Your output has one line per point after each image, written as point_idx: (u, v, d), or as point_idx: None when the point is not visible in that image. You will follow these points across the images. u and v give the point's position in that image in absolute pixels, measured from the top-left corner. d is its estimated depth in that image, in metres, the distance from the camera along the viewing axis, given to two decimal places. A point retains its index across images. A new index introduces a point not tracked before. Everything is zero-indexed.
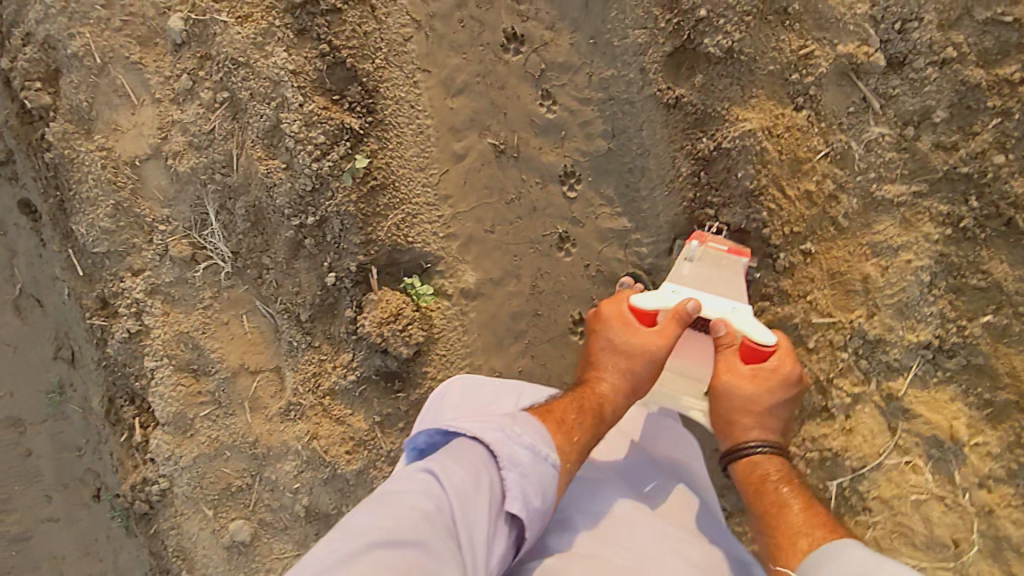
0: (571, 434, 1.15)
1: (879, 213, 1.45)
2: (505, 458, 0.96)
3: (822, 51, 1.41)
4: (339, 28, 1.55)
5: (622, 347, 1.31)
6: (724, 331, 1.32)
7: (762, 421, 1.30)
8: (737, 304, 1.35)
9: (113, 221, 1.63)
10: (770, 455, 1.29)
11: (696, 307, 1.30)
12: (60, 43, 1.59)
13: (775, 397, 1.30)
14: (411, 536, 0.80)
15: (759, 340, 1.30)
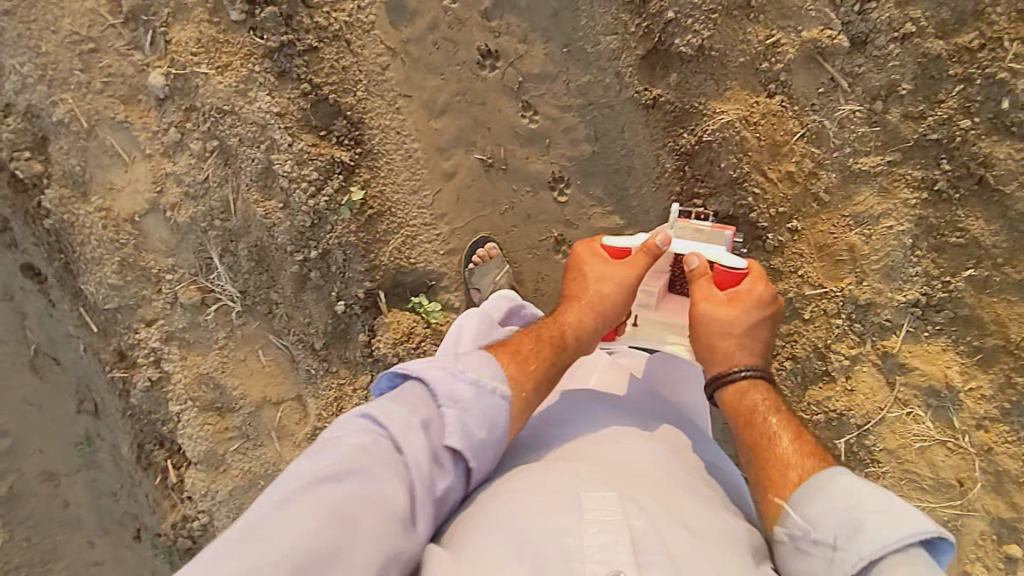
0: (526, 365, 1.05)
1: (857, 185, 1.52)
2: (443, 395, 0.91)
3: (788, 38, 1.48)
4: (318, 66, 1.58)
5: (594, 276, 1.26)
6: (697, 261, 1.26)
7: (745, 343, 1.17)
8: (710, 243, 1.32)
9: (120, 277, 1.66)
10: (752, 379, 1.14)
11: (666, 241, 1.28)
12: (44, 110, 1.60)
13: (752, 318, 1.18)
14: (352, 477, 0.79)
15: (728, 263, 1.25)
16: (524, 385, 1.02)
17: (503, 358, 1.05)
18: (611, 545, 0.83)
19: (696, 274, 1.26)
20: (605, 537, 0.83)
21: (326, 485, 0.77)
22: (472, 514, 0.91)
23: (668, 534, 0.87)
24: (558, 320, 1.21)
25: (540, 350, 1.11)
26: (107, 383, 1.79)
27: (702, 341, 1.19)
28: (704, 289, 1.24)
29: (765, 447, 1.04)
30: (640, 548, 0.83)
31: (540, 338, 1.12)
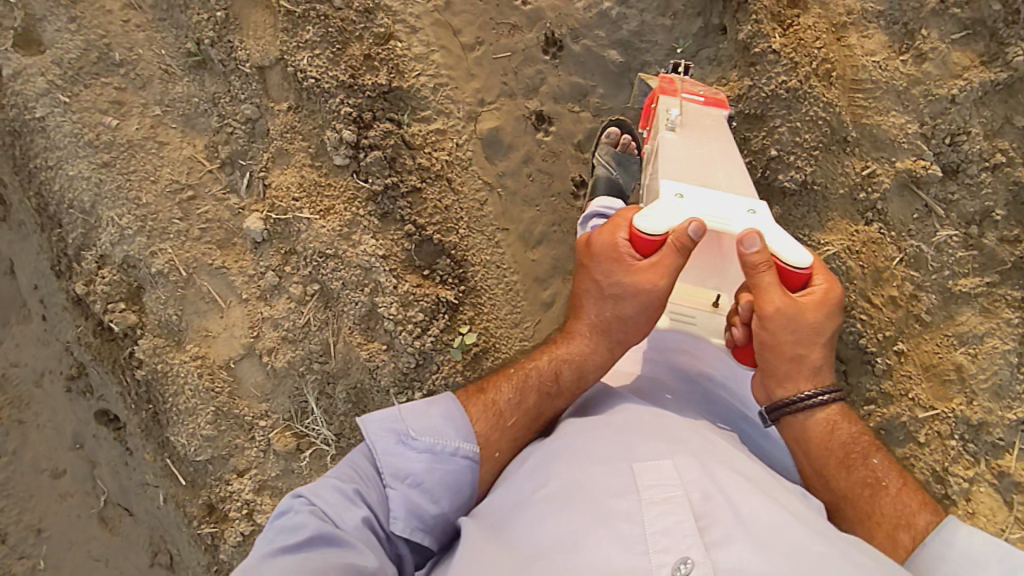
0: (502, 419, 1.11)
1: (959, 306, 1.58)
2: (391, 473, 1.02)
3: (882, 168, 1.57)
4: (422, 207, 1.59)
5: (614, 292, 1.17)
6: (757, 246, 1.07)
7: (820, 357, 1.14)
8: (753, 208, 1.16)
9: (215, 426, 1.61)
10: (829, 403, 1.14)
11: (700, 227, 1.09)
12: (140, 261, 1.59)
13: (824, 326, 1.12)
14: (310, 538, 0.90)
15: (791, 260, 1.10)
16: (498, 435, 1.09)
17: (472, 403, 1.12)
18: (674, 527, 0.82)
19: (756, 265, 1.08)
20: (668, 520, 0.82)
21: (287, 548, 0.89)
22: (526, 518, 0.90)
23: (726, 493, 0.86)
24: (563, 357, 1.19)
25: (529, 399, 1.15)
26: (191, 535, 1.70)
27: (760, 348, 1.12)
28: (770, 284, 1.09)
29: (870, 498, 1.08)
30: (706, 525, 0.82)
31: (525, 391, 1.15)
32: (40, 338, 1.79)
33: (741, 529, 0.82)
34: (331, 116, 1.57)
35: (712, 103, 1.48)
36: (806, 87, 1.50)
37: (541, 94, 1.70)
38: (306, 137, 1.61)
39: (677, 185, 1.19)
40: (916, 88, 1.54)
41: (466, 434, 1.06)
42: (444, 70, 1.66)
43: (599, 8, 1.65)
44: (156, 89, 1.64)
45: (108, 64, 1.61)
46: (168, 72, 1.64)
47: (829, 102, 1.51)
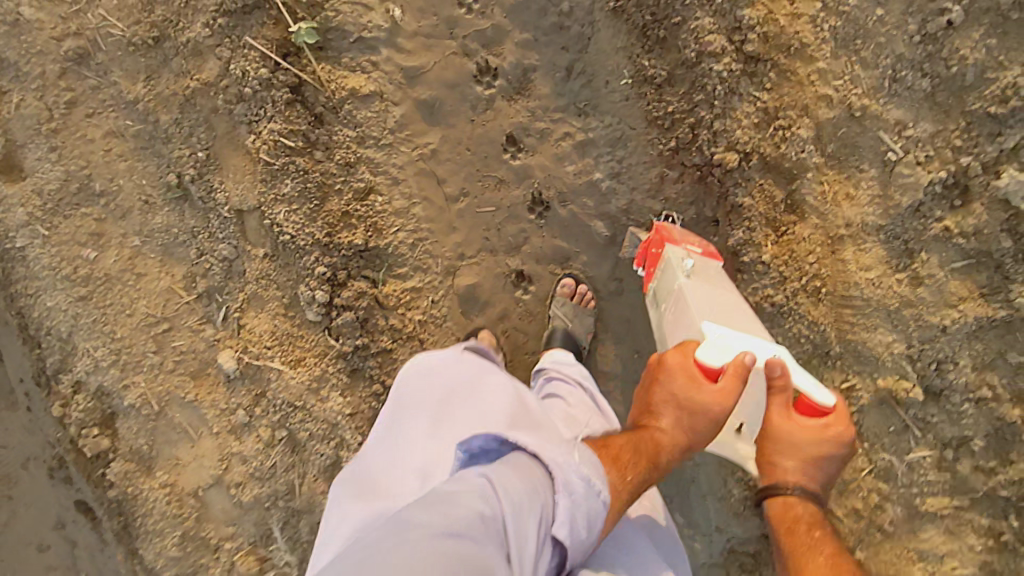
0: (624, 471, 0.94)
1: (924, 522, 1.52)
2: (557, 480, 0.79)
3: (862, 383, 1.50)
4: (391, 366, 1.59)
5: (686, 405, 1.01)
6: (779, 372, 0.98)
7: (807, 472, 1.00)
8: (773, 346, 1.04)
9: (181, 548, 1.70)
10: (806, 499, 1.01)
11: (755, 360, 0.98)
12: (114, 391, 1.64)
13: (829, 460, 0.99)
14: (467, 535, 0.66)
15: (815, 397, 0.98)
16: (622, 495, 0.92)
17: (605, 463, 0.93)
18: None
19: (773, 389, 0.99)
20: None
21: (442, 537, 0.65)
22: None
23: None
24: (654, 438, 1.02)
25: (642, 469, 0.96)
26: None
27: (763, 461, 1.03)
28: (781, 410, 0.99)
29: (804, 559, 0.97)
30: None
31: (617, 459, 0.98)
32: (26, 426, 1.86)
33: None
34: (305, 273, 1.56)
35: (707, 253, 1.33)
36: (791, 304, 1.46)
37: (523, 253, 1.63)
38: (280, 287, 1.60)
39: (715, 325, 1.08)
40: (907, 309, 1.44)
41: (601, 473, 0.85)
42: (424, 224, 1.60)
43: (590, 177, 1.56)
44: (136, 220, 1.62)
45: (88, 194, 1.60)
46: (148, 202, 1.61)
47: (814, 322, 1.46)
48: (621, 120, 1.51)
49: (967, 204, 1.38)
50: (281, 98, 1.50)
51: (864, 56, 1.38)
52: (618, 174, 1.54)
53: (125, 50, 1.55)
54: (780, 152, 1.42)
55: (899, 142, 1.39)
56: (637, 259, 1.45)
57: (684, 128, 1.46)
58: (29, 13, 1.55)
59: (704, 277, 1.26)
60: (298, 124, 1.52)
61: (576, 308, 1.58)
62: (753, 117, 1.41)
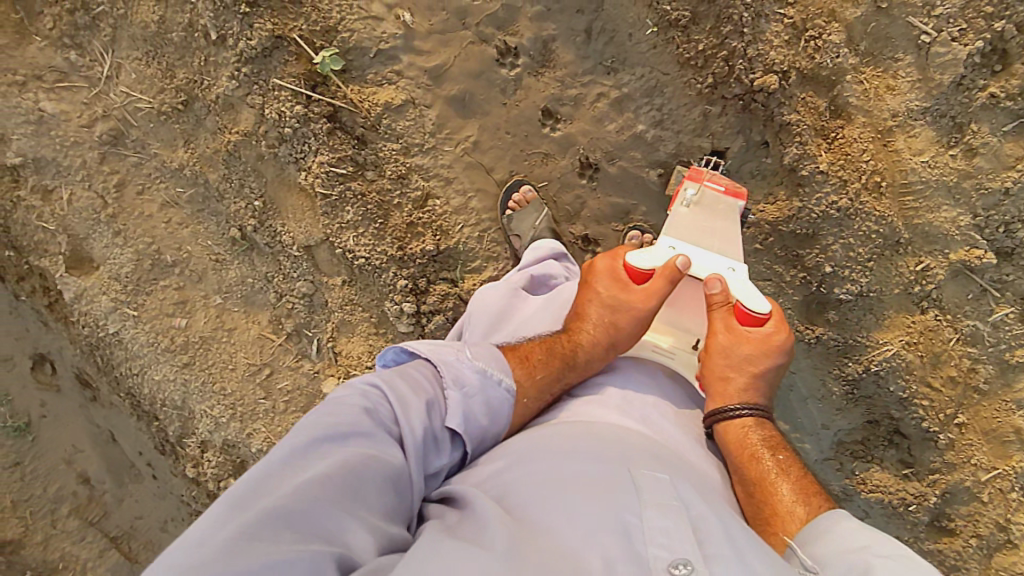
0: (533, 370, 1.07)
1: (1017, 373, 1.58)
2: (449, 378, 0.96)
3: (936, 261, 1.54)
4: None
5: (610, 302, 1.18)
6: (719, 288, 1.19)
7: (753, 384, 1.14)
8: (733, 264, 1.24)
9: None
10: (751, 417, 1.12)
11: (686, 263, 1.19)
12: (239, 441, 1.71)
13: (767, 367, 1.15)
14: (354, 430, 0.84)
15: (751, 304, 1.17)
16: (528, 392, 1.04)
17: (514, 359, 1.06)
18: (673, 529, 0.77)
19: (715, 303, 1.19)
20: (666, 521, 0.78)
21: (334, 441, 0.82)
22: (531, 496, 0.85)
23: (721, 515, 0.83)
24: (574, 334, 1.17)
25: (552, 364, 1.10)
26: None
27: (713, 383, 1.15)
28: (721, 321, 1.18)
29: (772, 484, 1.05)
30: (704, 537, 0.78)
31: (552, 354, 1.11)
32: (156, 493, 1.99)
33: (733, 548, 0.78)
34: (388, 289, 1.62)
35: (731, 192, 1.37)
36: (856, 204, 1.49)
37: (583, 219, 1.68)
38: (366, 308, 1.67)
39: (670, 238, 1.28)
40: (967, 181, 1.48)
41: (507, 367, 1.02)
42: (486, 215, 1.65)
43: (634, 130, 1.59)
44: (213, 279, 1.68)
45: (161, 267, 1.65)
46: (219, 260, 1.67)
47: (880, 216, 1.50)
48: (653, 68, 1.53)
49: (1008, 67, 1.42)
50: (322, 129, 1.53)
51: None
52: (660, 121, 1.57)
53: (157, 119, 1.57)
54: (817, 62, 1.44)
55: (931, 23, 1.41)
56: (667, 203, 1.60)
57: (719, 62, 1.46)
58: (53, 107, 1.55)
59: (708, 208, 1.35)
60: (344, 150, 1.55)
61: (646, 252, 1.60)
62: (784, 35, 1.44)
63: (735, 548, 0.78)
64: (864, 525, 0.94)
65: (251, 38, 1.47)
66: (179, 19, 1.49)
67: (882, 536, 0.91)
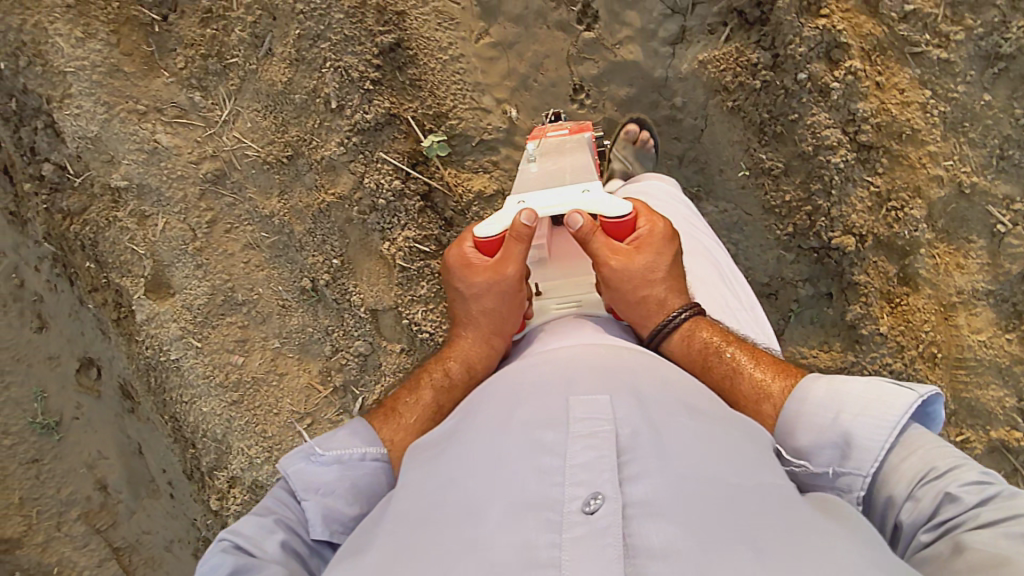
0: (401, 420, 1.02)
1: None
2: (302, 488, 0.91)
3: (976, 435, 1.59)
4: None
5: (474, 294, 1.10)
6: (582, 220, 1.04)
7: (665, 287, 1.09)
8: (584, 186, 1.08)
9: None
10: (687, 323, 1.08)
11: (531, 215, 1.03)
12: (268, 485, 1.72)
13: (665, 259, 1.10)
14: None
15: (615, 213, 1.07)
16: (407, 441, 1.00)
17: (379, 423, 1.01)
18: (593, 462, 0.73)
19: (585, 237, 1.06)
20: (588, 453, 0.74)
21: None
22: (464, 445, 0.83)
23: (655, 430, 0.79)
24: (446, 357, 1.11)
25: (425, 399, 1.06)
26: None
27: (634, 313, 1.07)
28: (602, 246, 1.07)
29: (732, 387, 1.00)
30: (624, 460, 0.74)
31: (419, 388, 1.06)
32: (168, 512, 2.00)
33: (658, 468, 0.74)
34: None
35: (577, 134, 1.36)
36: (910, 369, 1.54)
37: None
38: None
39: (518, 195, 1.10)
40: (1018, 365, 1.54)
41: (370, 438, 0.97)
42: None
43: None
44: (275, 322, 1.73)
45: (231, 303, 1.71)
46: (286, 305, 1.73)
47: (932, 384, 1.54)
48: (736, 206, 1.62)
49: None
50: (415, 206, 1.61)
51: (972, 138, 1.48)
52: (734, 255, 1.65)
53: (260, 167, 1.67)
54: (894, 231, 1.52)
55: (1007, 215, 1.50)
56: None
57: (802, 215, 1.55)
58: (166, 140, 1.64)
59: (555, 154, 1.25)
60: (431, 229, 1.64)
61: None
62: (868, 200, 1.51)
63: (661, 469, 0.74)
64: (828, 378, 0.91)
65: (368, 111, 1.56)
66: (305, 83, 1.59)
67: (847, 383, 0.88)
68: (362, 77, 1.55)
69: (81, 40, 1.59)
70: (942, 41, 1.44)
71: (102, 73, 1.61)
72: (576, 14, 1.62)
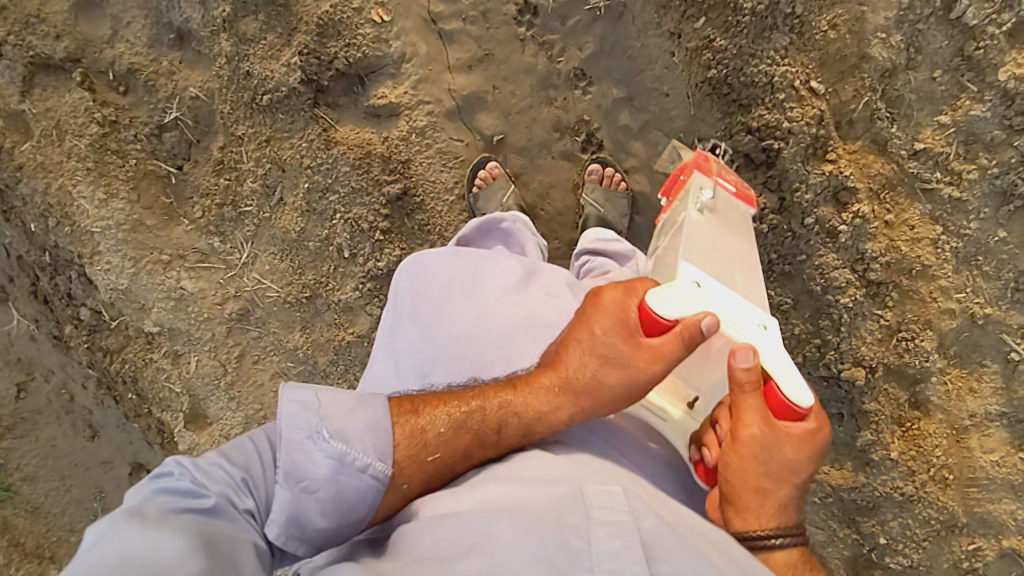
0: (423, 456, 0.92)
1: None
2: (288, 468, 0.86)
3: (988, 544, 1.57)
4: None
5: (599, 355, 0.93)
6: (751, 362, 0.86)
7: (793, 500, 0.89)
8: (765, 322, 0.93)
9: None
10: (790, 549, 0.88)
11: (715, 325, 0.86)
12: None
13: (807, 473, 0.88)
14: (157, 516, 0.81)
15: (796, 396, 0.85)
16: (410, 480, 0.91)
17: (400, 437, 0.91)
18: (623, 553, 0.72)
19: (741, 382, 0.87)
20: (617, 544, 0.73)
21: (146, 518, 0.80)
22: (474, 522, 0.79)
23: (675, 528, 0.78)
24: (522, 402, 0.95)
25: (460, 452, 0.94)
26: None
27: (742, 499, 0.89)
28: (754, 411, 0.87)
29: None
30: (653, 554, 0.73)
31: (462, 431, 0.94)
32: None
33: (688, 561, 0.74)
34: None
35: (742, 196, 1.27)
36: (920, 492, 1.57)
37: None
38: None
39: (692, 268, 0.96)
40: None
41: (384, 452, 0.89)
42: None
43: None
44: None
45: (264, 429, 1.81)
46: None
47: (942, 505, 1.56)
48: None
49: None
50: None
51: (985, 270, 1.45)
52: None
53: (281, 305, 1.73)
54: (905, 360, 1.52)
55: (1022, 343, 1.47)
56: (663, 187, 1.37)
57: (811, 347, 1.56)
58: (192, 286, 1.71)
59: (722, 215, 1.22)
60: None
61: (607, 193, 1.56)
62: (877, 333, 1.51)
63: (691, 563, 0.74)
64: None
65: (381, 259, 1.62)
66: (318, 232, 1.64)
67: None
68: (372, 227, 1.59)
69: (105, 201, 1.65)
70: (954, 179, 1.41)
71: (126, 230, 1.67)
72: (579, 143, 1.61)
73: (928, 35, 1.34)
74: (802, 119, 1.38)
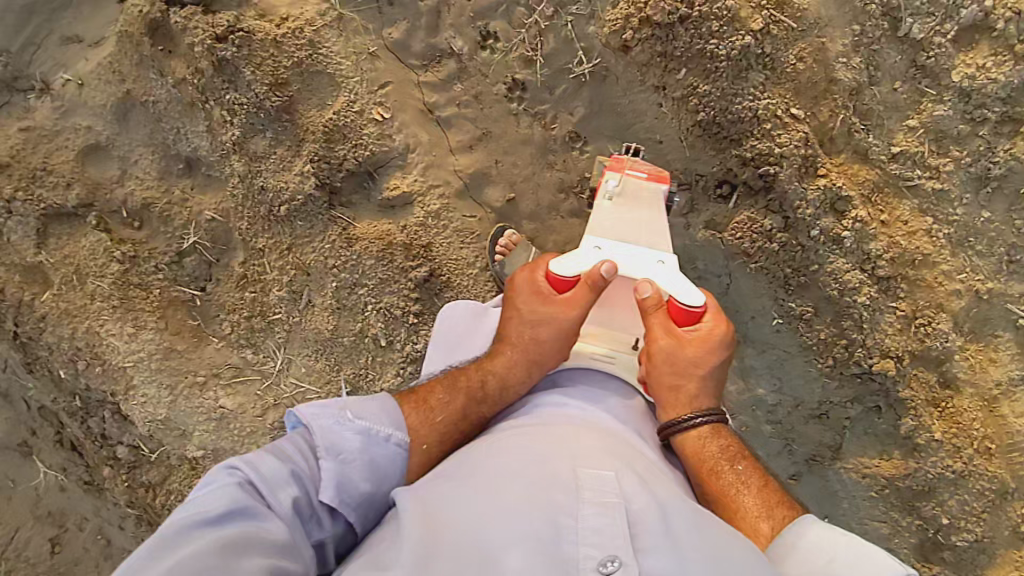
0: (432, 415, 1.12)
1: None
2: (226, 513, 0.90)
3: None
4: None
5: (531, 318, 1.21)
6: (650, 291, 1.20)
7: (702, 386, 1.20)
8: (661, 258, 1.26)
9: None
10: (704, 424, 1.17)
11: (611, 269, 1.19)
12: None
13: (711, 361, 1.21)
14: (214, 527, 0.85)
15: (685, 299, 1.21)
16: (427, 436, 1.09)
17: (411, 409, 1.11)
18: (607, 529, 0.85)
19: (647, 307, 1.21)
20: (601, 521, 0.86)
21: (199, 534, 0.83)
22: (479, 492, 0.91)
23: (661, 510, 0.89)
24: (486, 367, 1.21)
25: (456, 405, 1.15)
26: None
27: (665, 392, 1.19)
28: (659, 326, 1.20)
29: (734, 497, 1.11)
30: (636, 531, 0.86)
31: (455, 392, 1.16)
32: None
33: (667, 543, 0.86)
34: None
35: (655, 178, 1.39)
36: (969, 466, 1.62)
37: None
38: None
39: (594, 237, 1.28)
40: None
41: (397, 422, 1.06)
42: None
43: (753, 392, 1.76)
44: None
45: None
46: None
47: (992, 475, 1.62)
48: (775, 346, 1.70)
49: None
50: None
51: (979, 249, 1.57)
52: (780, 388, 1.74)
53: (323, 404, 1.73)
54: (926, 344, 1.60)
55: None
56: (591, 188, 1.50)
57: (838, 349, 1.63)
58: (231, 403, 1.72)
59: (632, 198, 1.37)
60: None
61: None
62: (897, 323, 1.60)
63: (668, 546, 0.85)
64: None
65: (417, 341, 1.66)
66: (351, 326, 1.67)
67: None
68: (405, 312, 1.64)
69: (134, 334, 1.66)
70: (934, 173, 1.54)
71: (159, 359, 1.68)
72: (585, 200, 1.69)
73: (883, 53, 1.51)
74: (791, 142, 1.51)
